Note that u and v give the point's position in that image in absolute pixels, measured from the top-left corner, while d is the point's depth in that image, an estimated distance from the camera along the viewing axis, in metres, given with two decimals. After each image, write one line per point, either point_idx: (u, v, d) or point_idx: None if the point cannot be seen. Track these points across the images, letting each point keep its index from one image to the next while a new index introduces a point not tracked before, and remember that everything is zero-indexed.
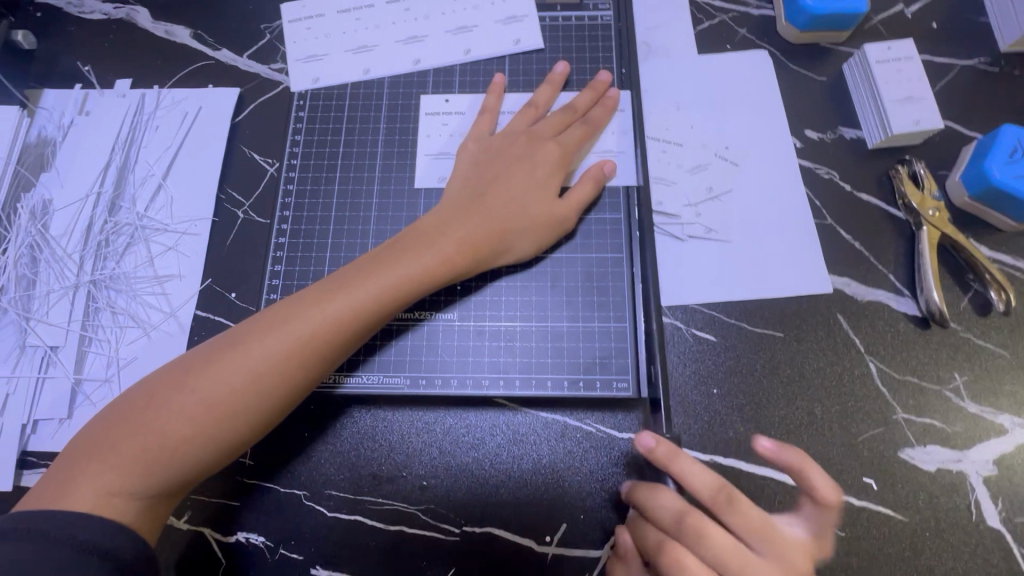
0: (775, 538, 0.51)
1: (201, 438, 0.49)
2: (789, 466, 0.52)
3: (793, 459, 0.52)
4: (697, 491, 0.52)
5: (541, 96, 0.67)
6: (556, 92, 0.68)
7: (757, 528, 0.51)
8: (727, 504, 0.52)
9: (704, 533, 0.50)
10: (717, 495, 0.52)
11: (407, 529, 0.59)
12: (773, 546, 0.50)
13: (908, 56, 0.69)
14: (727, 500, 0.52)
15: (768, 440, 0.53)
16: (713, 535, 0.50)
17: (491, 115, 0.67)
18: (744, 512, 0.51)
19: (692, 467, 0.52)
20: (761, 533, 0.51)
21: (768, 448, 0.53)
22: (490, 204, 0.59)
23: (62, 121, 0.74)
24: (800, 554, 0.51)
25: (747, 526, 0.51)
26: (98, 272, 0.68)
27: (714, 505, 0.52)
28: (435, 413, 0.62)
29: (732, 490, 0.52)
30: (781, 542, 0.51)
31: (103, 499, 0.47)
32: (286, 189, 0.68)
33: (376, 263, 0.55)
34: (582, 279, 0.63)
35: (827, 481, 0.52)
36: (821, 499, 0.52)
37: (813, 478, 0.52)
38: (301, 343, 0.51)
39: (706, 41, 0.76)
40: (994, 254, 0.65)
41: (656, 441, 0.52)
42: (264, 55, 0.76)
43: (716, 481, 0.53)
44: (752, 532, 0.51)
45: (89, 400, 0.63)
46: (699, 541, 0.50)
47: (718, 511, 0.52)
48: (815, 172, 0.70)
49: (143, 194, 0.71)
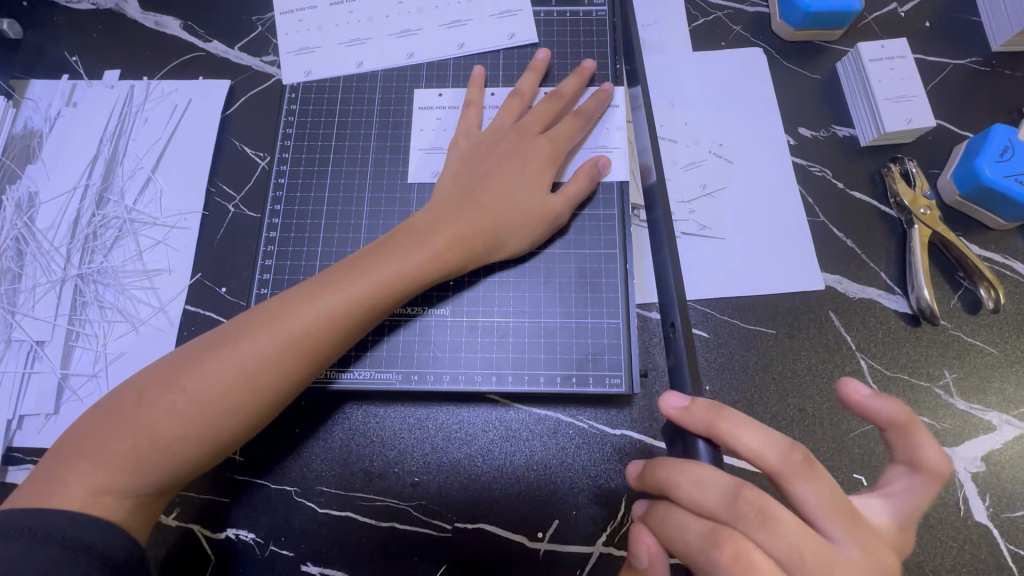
0: (858, 521, 0.42)
1: (191, 436, 0.48)
2: (887, 422, 0.45)
3: (889, 412, 0.45)
4: (759, 457, 0.42)
5: (525, 83, 0.67)
6: (540, 78, 0.68)
7: (838, 506, 0.41)
8: (805, 469, 0.42)
9: (771, 516, 0.40)
10: (790, 458, 0.42)
11: (399, 526, 0.59)
12: (851, 527, 0.41)
13: (901, 54, 0.70)
14: (806, 465, 0.42)
15: (862, 387, 0.46)
16: (780, 517, 0.40)
17: (475, 108, 0.66)
18: (820, 479, 0.42)
19: (745, 425, 0.43)
20: (845, 513, 0.41)
21: (861, 394, 0.46)
22: (483, 200, 0.59)
23: (49, 112, 0.72)
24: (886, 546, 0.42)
25: (822, 497, 0.41)
26: (86, 266, 0.67)
27: (789, 473, 0.42)
28: (427, 409, 0.62)
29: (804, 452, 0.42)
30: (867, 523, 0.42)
31: (92, 497, 0.46)
32: (277, 183, 0.67)
33: (369, 259, 0.55)
34: (576, 275, 0.63)
35: (937, 449, 0.45)
36: (924, 468, 0.45)
37: (916, 439, 0.45)
38: (293, 339, 0.50)
39: (701, 38, 0.76)
40: (984, 252, 0.66)
41: (688, 400, 0.44)
42: (255, 47, 0.75)
43: (782, 441, 0.43)
44: (831, 510, 0.41)
45: (76, 396, 0.62)
46: (767, 525, 0.40)
47: (789, 482, 0.42)
48: (808, 169, 0.70)
49: (131, 187, 0.70)
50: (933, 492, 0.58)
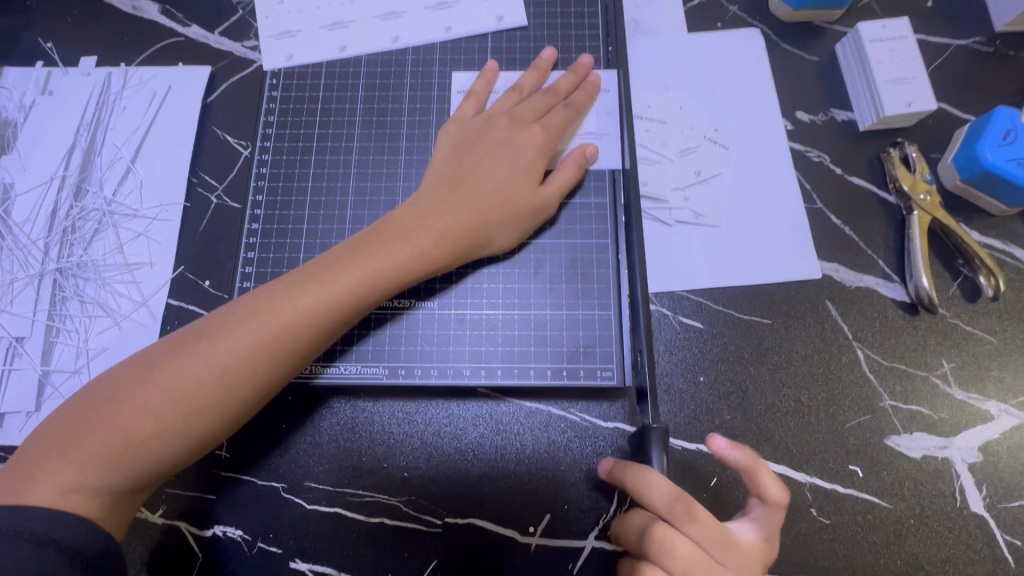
0: (734, 545, 0.49)
1: (166, 434, 0.47)
2: (739, 466, 0.51)
3: (737, 458, 0.50)
4: (653, 504, 0.48)
5: (526, 81, 0.64)
6: (543, 77, 0.65)
7: (720, 537, 0.48)
8: (685, 514, 0.48)
9: (670, 545, 0.48)
10: (676, 505, 0.48)
11: (388, 521, 0.58)
12: (726, 549, 0.48)
13: (902, 35, 0.67)
14: (689, 510, 0.48)
15: (722, 439, 0.51)
16: (677, 546, 0.47)
17: (476, 99, 0.64)
18: (701, 519, 0.48)
19: (653, 481, 0.49)
20: (721, 540, 0.48)
21: (719, 445, 0.51)
22: (470, 193, 0.57)
23: (23, 102, 0.70)
24: (751, 560, 0.49)
25: (704, 532, 0.48)
26: (64, 259, 0.65)
27: (674, 518, 0.48)
28: (416, 403, 0.61)
29: (689, 501, 0.48)
30: (739, 544, 0.49)
31: (64, 495, 0.45)
32: (260, 172, 0.65)
33: (351, 253, 0.53)
34: (567, 265, 0.61)
35: (777, 483, 0.50)
36: (773, 502, 0.50)
37: (762, 477, 0.50)
38: (271, 336, 0.49)
39: (696, 19, 0.74)
40: (984, 238, 0.64)
41: (732, 444, 0.51)
42: (236, 32, 0.73)
43: (673, 489, 0.48)
44: (710, 540, 0.48)
45: (58, 392, 0.61)
46: (665, 554, 0.48)
47: (675, 523, 0.48)
48: (805, 155, 0.68)
49: (110, 178, 0.68)
50: (929, 483, 0.57)
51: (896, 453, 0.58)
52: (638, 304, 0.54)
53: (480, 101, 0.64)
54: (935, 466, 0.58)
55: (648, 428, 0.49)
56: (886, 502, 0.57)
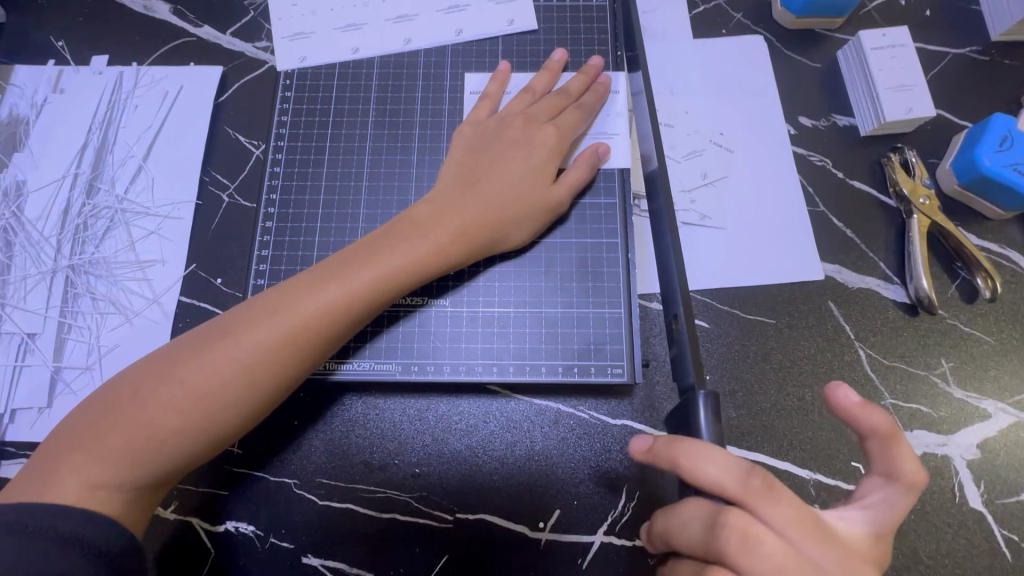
0: (830, 537, 0.42)
1: (188, 430, 0.48)
2: (875, 433, 0.44)
3: (877, 421, 0.43)
4: (719, 485, 0.41)
5: (537, 82, 0.65)
6: (554, 78, 0.66)
7: (805, 520, 0.41)
8: (765, 489, 0.41)
9: (753, 536, 0.40)
10: (750, 480, 0.41)
11: (400, 516, 0.59)
12: (824, 540, 0.41)
13: (902, 43, 0.69)
14: (766, 487, 0.41)
15: (851, 391, 0.43)
16: (761, 539, 0.40)
17: (490, 101, 0.65)
18: (783, 500, 0.41)
19: (697, 449, 0.42)
20: (812, 526, 0.41)
21: (851, 401, 0.43)
22: (485, 192, 0.58)
23: (35, 99, 0.70)
24: (860, 550, 0.42)
25: (789, 516, 0.41)
26: (76, 257, 0.66)
27: (748, 497, 0.41)
28: (428, 400, 0.62)
29: (765, 476, 0.42)
30: (842, 536, 0.42)
31: (88, 491, 0.45)
32: (273, 172, 0.66)
33: (368, 250, 0.54)
34: (577, 265, 0.62)
35: (914, 458, 0.44)
36: (907, 482, 0.44)
37: (898, 449, 0.44)
38: (292, 332, 0.50)
39: (701, 25, 0.75)
40: (981, 241, 0.66)
41: (858, 397, 0.43)
42: (248, 33, 0.73)
43: (743, 465, 0.42)
44: (801, 525, 0.41)
45: (70, 389, 0.61)
46: (747, 552, 0.40)
47: (752, 505, 0.41)
48: (808, 159, 0.70)
49: (122, 176, 0.68)
50: (929, 479, 0.59)
51: None
52: (672, 289, 0.52)
53: (493, 104, 0.65)
54: (935, 462, 0.59)
55: (694, 393, 0.45)
56: None
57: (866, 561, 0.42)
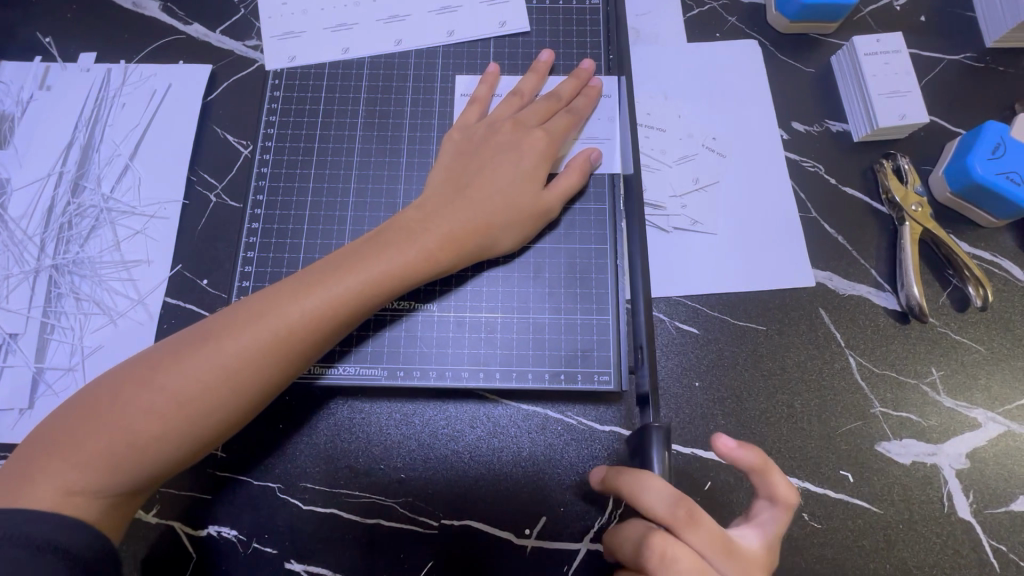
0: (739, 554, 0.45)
1: (169, 436, 0.47)
2: (750, 468, 0.49)
3: (748, 456, 0.48)
4: (652, 511, 0.45)
5: (525, 85, 0.65)
6: (541, 81, 0.66)
7: (722, 545, 0.45)
8: (688, 520, 0.44)
9: (671, 557, 0.44)
10: (677, 511, 0.44)
11: (384, 522, 0.58)
12: (731, 556, 0.45)
13: (896, 49, 0.69)
14: (691, 516, 0.45)
15: (728, 439, 0.49)
16: (676, 557, 0.44)
17: (479, 105, 0.64)
18: (703, 525, 0.45)
19: (636, 479, 0.46)
20: (726, 548, 0.45)
21: (727, 446, 0.49)
22: (474, 196, 0.57)
23: (21, 96, 0.70)
24: (755, 567, 0.46)
25: (708, 541, 0.44)
26: (61, 256, 0.65)
27: (675, 524, 0.45)
28: (414, 405, 0.61)
29: (691, 506, 0.45)
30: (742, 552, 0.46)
31: (64, 497, 0.45)
32: (261, 172, 0.65)
33: (355, 256, 0.53)
34: (566, 270, 0.62)
35: (786, 482, 0.49)
36: (784, 500, 0.49)
37: (773, 478, 0.48)
38: (276, 338, 0.49)
39: (695, 29, 0.75)
40: (973, 250, 0.66)
41: (739, 443, 0.49)
42: (238, 31, 0.73)
43: (674, 494, 0.45)
44: (716, 549, 0.44)
45: (51, 390, 0.61)
46: (664, 566, 0.44)
47: (675, 531, 0.45)
48: (800, 165, 0.69)
49: (108, 174, 0.68)
50: (918, 489, 0.59)
51: (886, 459, 0.59)
52: (638, 302, 0.52)
53: (483, 109, 0.64)
54: (924, 472, 0.59)
55: (648, 428, 0.46)
56: (876, 508, 0.58)
57: (761, 570, 0.46)
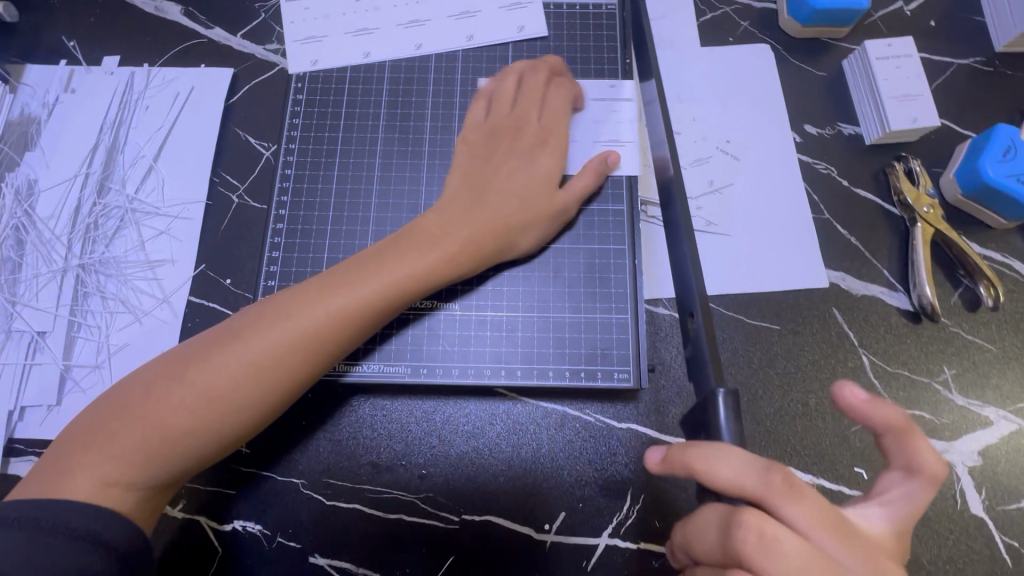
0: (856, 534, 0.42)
1: (200, 431, 0.48)
2: (888, 429, 0.44)
3: (888, 417, 0.44)
4: (737, 486, 0.41)
5: (548, 85, 0.66)
6: (563, 78, 0.67)
7: (828, 520, 0.41)
8: (787, 491, 0.41)
9: (772, 537, 0.40)
10: (772, 480, 0.41)
11: (406, 518, 0.59)
12: (845, 539, 0.41)
13: (908, 53, 0.70)
14: (787, 486, 0.41)
15: (858, 391, 0.45)
16: (780, 537, 0.39)
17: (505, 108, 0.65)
18: (807, 497, 0.41)
19: (716, 454, 0.41)
20: (838, 526, 0.41)
21: (858, 399, 0.45)
22: (494, 198, 0.59)
23: (47, 99, 0.71)
24: (880, 546, 0.42)
25: (814, 516, 0.41)
26: (87, 256, 0.66)
27: (771, 497, 0.40)
28: (435, 403, 0.62)
29: (787, 474, 0.41)
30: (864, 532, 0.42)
31: (102, 489, 0.46)
32: (283, 173, 0.66)
33: (379, 257, 0.54)
34: (585, 270, 0.63)
35: (933, 452, 0.44)
36: (928, 475, 0.44)
37: (915, 444, 0.44)
38: (303, 337, 0.50)
39: (709, 34, 0.76)
40: (984, 250, 0.67)
41: (868, 397, 0.45)
42: (259, 35, 0.74)
43: (760, 465, 0.41)
44: (825, 526, 0.41)
45: (79, 387, 0.62)
46: (771, 550, 0.39)
47: (776, 505, 0.41)
48: (813, 167, 0.70)
49: (133, 175, 0.69)
50: None
51: None
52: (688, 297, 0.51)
53: (510, 104, 0.64)
54: None
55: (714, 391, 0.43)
56: None
57: (889, 552, 0.42)
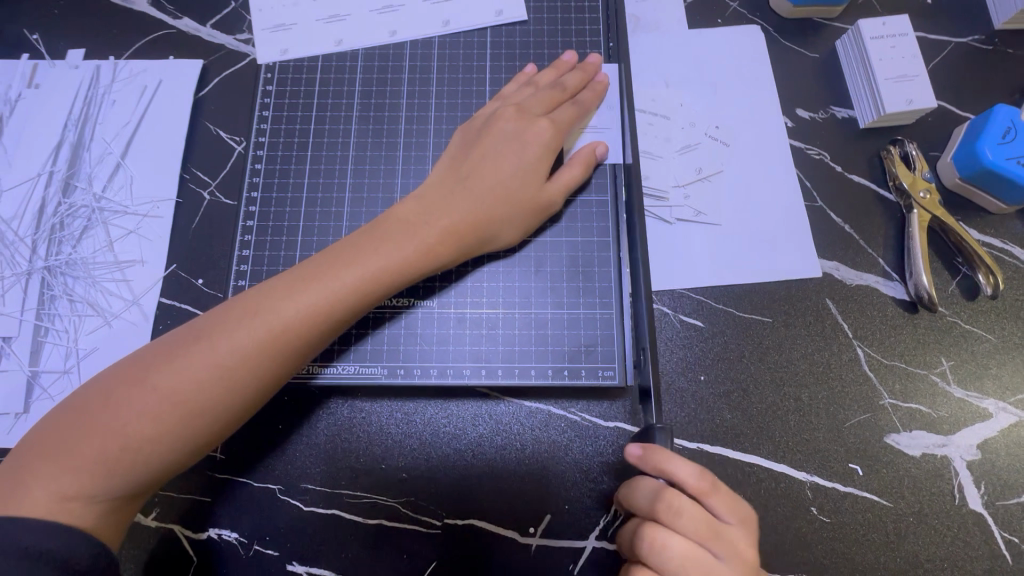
0: (724, 535, 0.48)
1: (165, 438, 0.46)
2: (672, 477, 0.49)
3: (675, 469, 0.49)
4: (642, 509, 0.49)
5: (541, 75, 0.63)
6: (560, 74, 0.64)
7: (706, 531, 0.48)
8: (669, 512, 0.48)
9: (660, 545, 0.47)
10: (656, 504, 0.49)
11: (387, 523, 0.57)
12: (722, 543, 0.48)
13: (903, 32, 0.67)
14: (671, 508, 0.48)
15: (635, 447, 0.50)
16: (666, 544, 0.47)
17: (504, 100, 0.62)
18: (685, 514, 0.48)
19: (633, 488, 0.50)
20: (711, 535, 0.48)
21: (635, 453, 0.50)
22: (474, 187, 0.56)
23: (9, 95, 0.68)
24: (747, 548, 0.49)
25: (692, 530, 0.48)
26: (53, 257, 0.64)
27: (655, 517, 0.49)
28: (414, 403, 0.60)
29: (673, 497, 0.48)
30: (730, 536, 0.48)
31: (59, 504, 0.44)
32: (254, 168, 0.64)
33: (353, 250, 0.52)
34: (568, 264, 0.61)
35: (693, 469, 0.49)
36: (692, 491, 0.49)
37: (680, 473, 0.49)
38: (271, 337, 0.48)
39: (696, 15, 0.73)
40: (983, 236, 0.64)
41: (643, 448, 0.50)
42: (229, 24, 0.71)
43: (654, 491, 0.49)
44: (701, 536, 0.48)
45: (47, 393, 0.60)
46: (657, 553, 0.47)
47: (662, 521, 0.48)
48: (805, 153, 0.68)
49: (99, 174, 0.66)
50: (928, 482, 0.58)
51: (895, 452, 0.58)
52: (659, 291, 0.50)
53: (503, 100, 0.62)
54: (934, 464, 0.58)
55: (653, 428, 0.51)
56: (886, 501, 0.57)
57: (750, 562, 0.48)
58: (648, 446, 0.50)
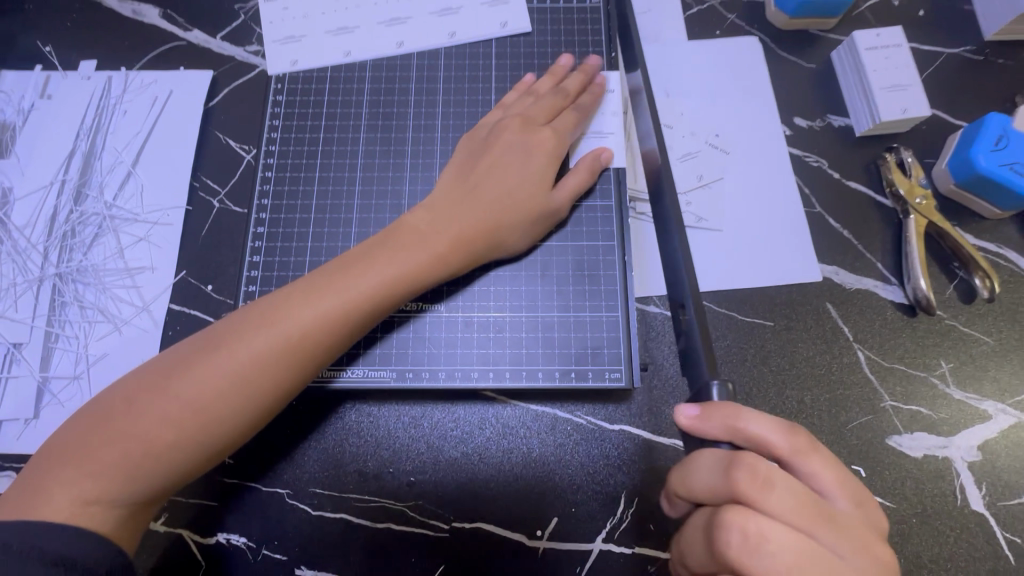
0: (839, 520, 0.40)
1: (182, 445, 0.47)
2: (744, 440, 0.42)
3: (759, 428, 0.41)
4: (714, 492, 0.41)
5: (541, 84, 0.65)
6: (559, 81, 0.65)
7: (812, 510, 0.39)
8: (761, 484, 0.39)
9: (756, 535, 0.39)
10: (738, 476, 0.40)
11: (395, 526, 0.58)
12: (841, 532, 0.39)
13: (897, 43, 0.69)
14: (760, 479, 0.39)
15: (689, 409, 0.43)
16: (767, 536, 0.38)
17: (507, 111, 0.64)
18: (781, 486, 0.39)
19: (700, 472, 0.42)
20: (819, 515, 0.39)
21: (691, 418, 0.43)
22: (483, 195, 0.57)
23: (22, 105, 0.69)
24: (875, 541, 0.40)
25: (794, 505, 0.39)
26: (64, 265, 0.65)
27: (740, 496, 0.39)
28: (422, 407, 0.61)
29: (754, 459, 0.40)
30: (843, 518, 0.40)
31: (79, 508, 0.44)
32: (265, 177, 0.65)
33: (368, 259, 0.53)
34: (573, 269, 0.62)
35: (769, 421, 0.42)
36: (782, 452, 0.42)
37: (756, 428, 0.41)
38: (287, 345, 0.49)
39: (695, 27, 0.75)
40: (978, 241, 0.66)
41: (701, 407, 0.43)
42: (238, 36, 0.73)
43: (725, 463, 0.41)
44: (806, 517, 0.39)
45: (57, 399, 0.60)
46: (754, 548, 0.38)
47: (753, 502, 0.39)
48: (804, 160, 0.69)
49: (111, 182, 0.67)
50: (930, 482, 0.58)
51: (898, 453, 0.59)
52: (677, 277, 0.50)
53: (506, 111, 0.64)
54: (936, 465, 0.59)
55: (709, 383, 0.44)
56: (889, 501, 0.58)
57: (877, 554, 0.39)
58: (707, 405, 0.43)
